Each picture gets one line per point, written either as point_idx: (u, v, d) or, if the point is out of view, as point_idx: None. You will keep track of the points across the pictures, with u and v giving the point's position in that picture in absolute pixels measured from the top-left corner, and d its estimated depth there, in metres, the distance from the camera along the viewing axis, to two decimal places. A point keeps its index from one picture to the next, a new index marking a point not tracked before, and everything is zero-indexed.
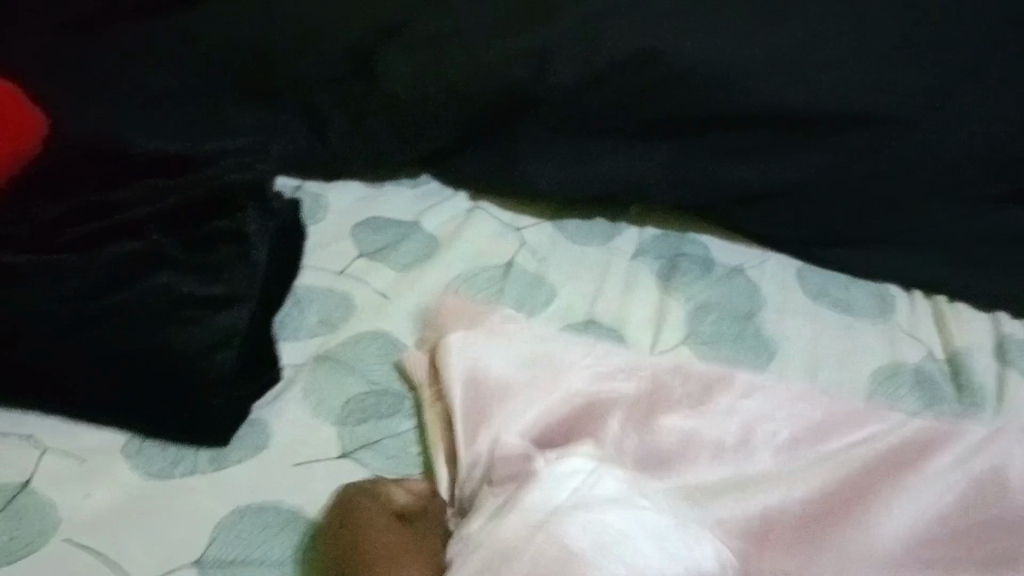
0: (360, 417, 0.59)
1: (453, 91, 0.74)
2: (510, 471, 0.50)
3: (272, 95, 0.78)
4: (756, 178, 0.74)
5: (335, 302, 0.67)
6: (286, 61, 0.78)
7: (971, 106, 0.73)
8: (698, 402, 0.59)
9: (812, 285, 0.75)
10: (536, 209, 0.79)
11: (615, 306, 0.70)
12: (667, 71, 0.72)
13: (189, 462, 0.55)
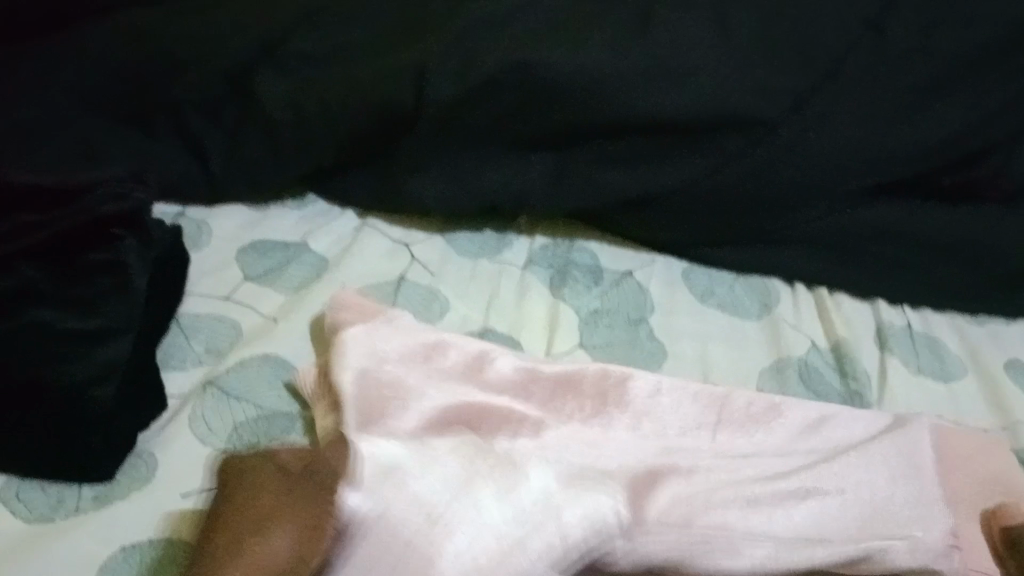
0: (252, 439, 0.58)
1: (339, 109, 0.74)
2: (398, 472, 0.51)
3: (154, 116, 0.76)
4: (636, 184, 0.76)
5: (222, 327, 0.66)
6: (175, 77, 0.76)
7: (837, 112, 0.76)
8: (591, 410, 0.60)
9: (699, 285, 0.76)
10: (424, 224, 0.79)
11: (510, 314, 0.70)
12: (542, 84, 0.73)
13: (71, 502, 0.53)
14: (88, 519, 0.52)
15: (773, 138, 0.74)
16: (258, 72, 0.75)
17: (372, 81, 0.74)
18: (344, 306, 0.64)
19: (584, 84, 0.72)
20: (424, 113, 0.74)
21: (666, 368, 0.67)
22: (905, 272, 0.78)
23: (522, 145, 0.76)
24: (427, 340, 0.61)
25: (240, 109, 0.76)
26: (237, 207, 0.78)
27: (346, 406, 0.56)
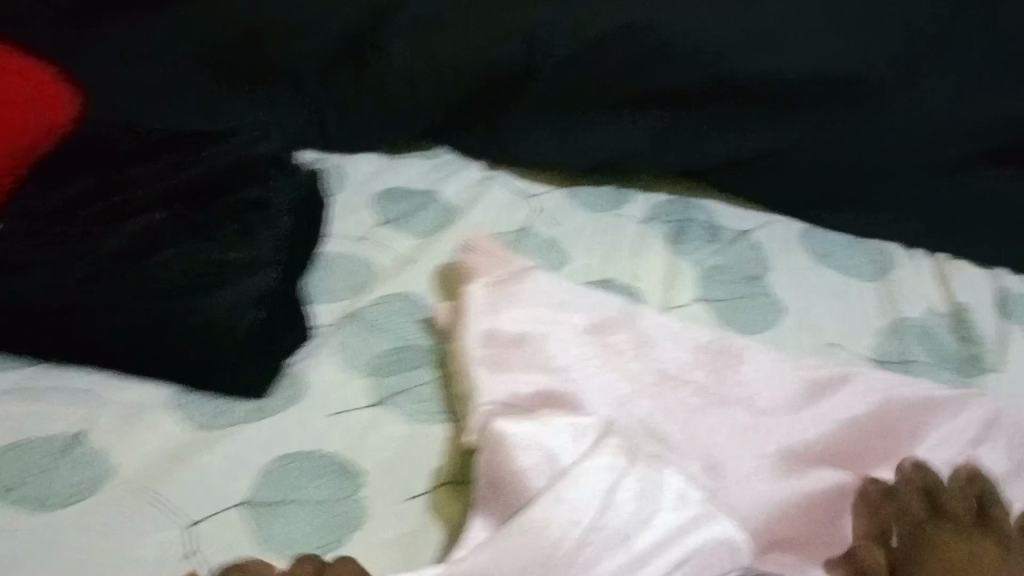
0: (391, 366, 0.62)
1: (459, 54, 0.77)
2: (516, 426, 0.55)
3: (295, 66, 0.81)
4: (748, 136, 0.78)
5: (358, 266, 0.70)
6: (308, 21, 0.79)
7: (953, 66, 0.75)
8: (706, 354, 0.63)
9: (816, 245, 0.77)
10: (547, 176, 0.82)
11: (629, 266, 0.73)
12: (659, 41, 0.75)
13: (229, 413, 0.58)
14: (243, 431, 0.57)
15: (886, 99, 0.76)
16: (383, 29, 0.78)
17: (492, 38, 0.76)
18: (475, 250, 0.68)
19: (699, 44, 0.74)
20: (543, 71, 0.77)
21: (781, 323, 0.69)
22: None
23: (638, 103, 0.78)
24: (551, 296, 0.64)
25: (368, 62, 0.79)
26: (371, 156, 0.83)
27: (470, 357, 0.59)
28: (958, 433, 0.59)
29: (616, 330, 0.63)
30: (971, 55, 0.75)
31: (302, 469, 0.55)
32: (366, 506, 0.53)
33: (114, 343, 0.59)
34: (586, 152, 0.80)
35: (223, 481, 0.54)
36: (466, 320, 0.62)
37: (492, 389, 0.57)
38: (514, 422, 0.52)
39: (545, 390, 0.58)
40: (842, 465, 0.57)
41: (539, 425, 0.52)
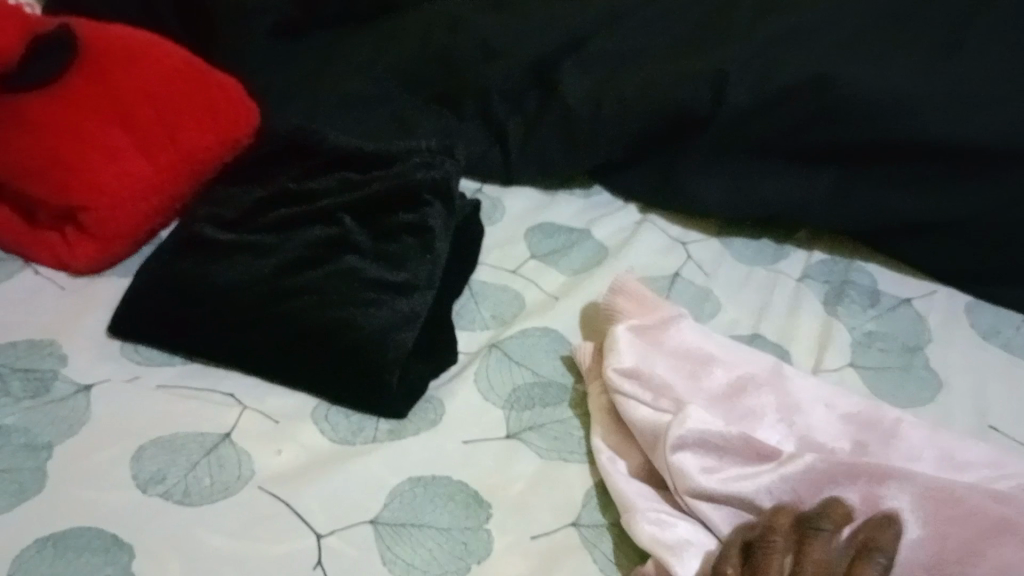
0: (530, 401, 0.62)
1: (625, 95, 0.78)
2: (687, 463, 0.54)
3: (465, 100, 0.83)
4: (921, 196, 0.74)
5: (507, 298, 0.71)
6: (482, 60, 0.82)
7: None
8: (854, 423, 0.60)
9: (982, 321, 0.73)
10: (702, 225, 0.81)
11: (781, 324, 0.71)
12: (836, 95, 0.73)
13: (367, 431, 0.59)
14: (382, 449, 0.58)
15: None
16: (561, 64, 0.81)
17: (662, 86, 0.76)
18: (624, 292, 0.67)
19: (875, 107, 0.72)
20: (715, 118, 0.76)
21: (939, 400, 0.65)
22: None
23: (810, 158, 0.76)
24: (697, 348, 0.63)
25: (540, 99, 0.82)
26: (528, 189, 0.83)
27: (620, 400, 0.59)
28: None
29: (758, 391, 0.61)
30: None
31: (432, 493, 0.55)
32: (493, 539, 0.53)
33: (272, 353, 0.62)
34: (750, 201, 0.78)
35: (358, 497, 0.55)
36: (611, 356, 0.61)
37: (645, 431, 0.57)
38: (689, 458, 0.55)
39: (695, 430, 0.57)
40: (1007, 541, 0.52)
41: (710, 469, 0.54)
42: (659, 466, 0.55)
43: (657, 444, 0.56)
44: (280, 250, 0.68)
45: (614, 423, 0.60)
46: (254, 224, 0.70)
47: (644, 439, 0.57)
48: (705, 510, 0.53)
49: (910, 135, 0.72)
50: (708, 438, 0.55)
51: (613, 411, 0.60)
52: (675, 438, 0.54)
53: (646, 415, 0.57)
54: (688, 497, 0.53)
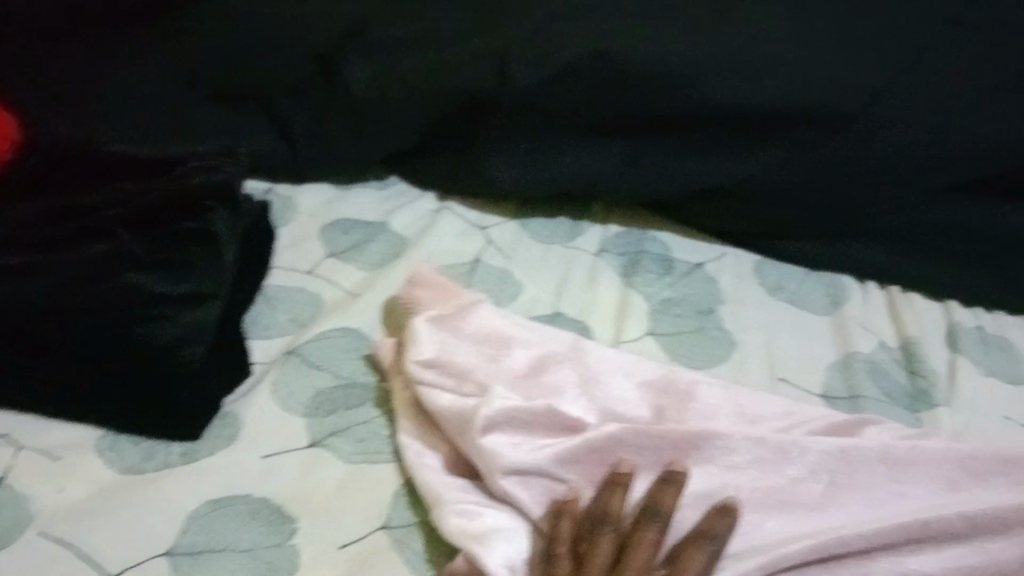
0: (332, 403, 0.61)
1: (406, 81, 0.75)
2: (495, 445, 0.53)
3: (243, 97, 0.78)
4: (703, 164, 0.76)
5: (303, 300, 0.68)
6: (255, 52, 0.78)
7: (911, 99, 0.73)
8: (654, 392, 0.61)
9: (769, 278, 0.76)
10: (499, 209, 0.80)
11: (581, 299, 0.71)
12: (616, 72, 0.73)
13: (158, 456, 0.56)
14: (175, 473, 0.55)
15: (849, 134, 0.74)
16: (344, 58, 0.77)
17: (449, 69, 0.74)
18: (420, 283, 0.66)
19: (656, 76, 0.72)
20: (502, 99, 0.74)
21: (732, 357, 0.68)
22: (977, 268, 0.76)
23: (597, 131, 0.76)
24: (498, 331, 0.63)
25: (323, 92, 0.77)
26: (320, 184, 0.81)
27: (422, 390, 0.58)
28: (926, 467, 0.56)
29: (559, 367, 0.61)
30: (928, 89, 0.74)
31: (233, 514, 0.53)
32: (300, 553, 0.52)
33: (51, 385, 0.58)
34: (544, 178, 0.77)
35: (149, 526, 0.52)
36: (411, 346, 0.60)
37: (450, 417, 0.56)
38: (497, 439, 0.54)
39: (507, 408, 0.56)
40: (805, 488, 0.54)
41: (518, 446, 0.54)
42: (468, 448, 0.54)
43: (466, 425, 0.55)
44: (45, 271, 0.62)
45: (419, 413, 0.59)
46: (22, 245, 0.64)
47: (450, 425, 0.56)
48: (514, 489, 0.52)
49: (686, 107, 0.73)
50: (516, 416, 0.55)
51: (415, 404, 0.59)
52: (485, 418, 0.54)
53: (452, 401, 0.57)
54: (501, 475, 0.53)
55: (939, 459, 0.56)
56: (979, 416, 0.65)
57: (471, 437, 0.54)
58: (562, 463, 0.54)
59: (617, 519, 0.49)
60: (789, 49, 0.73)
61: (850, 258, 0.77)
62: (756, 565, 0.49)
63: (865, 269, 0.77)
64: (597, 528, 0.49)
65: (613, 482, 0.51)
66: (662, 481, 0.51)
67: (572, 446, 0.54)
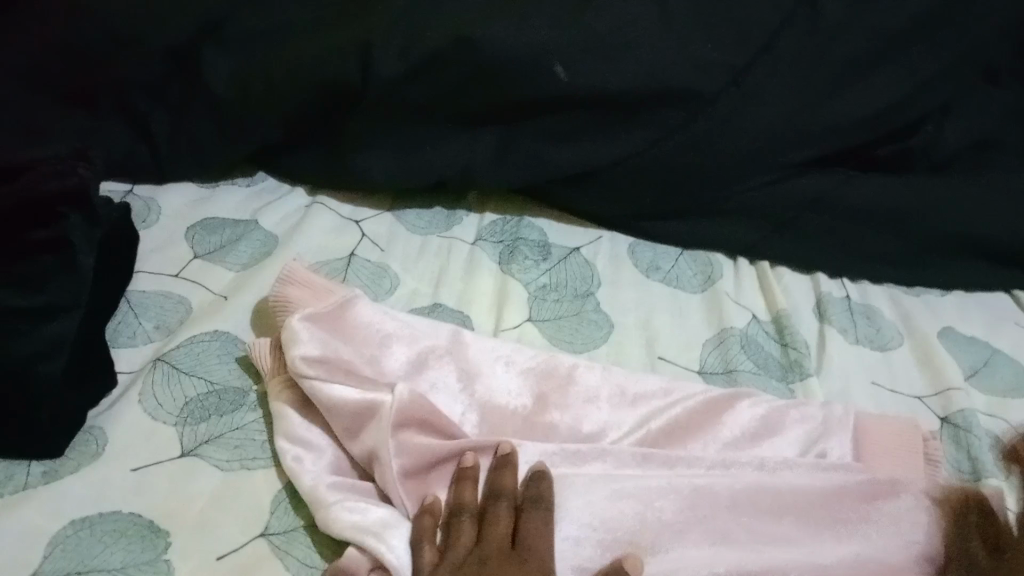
0: (205, 409, 0.59)
1: (276, 74, 0.73)
2: (407, 445, 0.54)
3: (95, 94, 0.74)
4: (576, 148, 0.75)
5: (171, 305, 0.66)
6: (105, 44, 0.73)
7: (776, 77, 0.76)
8: (536, 379, 0.61)
9: (643, 259, 0.77)
10: (374, 200, 0.79)
11: (459, 289, 0.71)
12: (486, 59, 0.71)
13: (16, 478, 0.53)
14: (36, 495, 0.52)
15: (714, 112, 0.75)
16: (202, 48, 0.74)
17: (315, 63, 0.72)
18: (293, 282, 0.63)
19: (523, 65, 0.71)
20: (369, 91, 0.73)
21: (611, 340, 0.68)
22: (843, 238, 0.78)
23: (468, 120, 0.76)
24: (375, 329, 0.61)
25: (182, 85, 0.75)
26: (187, 185, 0.78)
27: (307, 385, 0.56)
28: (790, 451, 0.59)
29: (439, 362, 0.61)
30: (792, 71, 0.76)
31: (103, 533, 0.51)
32: (175, 568, 0.50)
33: None
34: (417, 169, 0.76)
35: (11, 553, 0.49)
36: (288, 345, 0.57)
37: (344, 417, 0.55)
38: (409, 435, 0.54)
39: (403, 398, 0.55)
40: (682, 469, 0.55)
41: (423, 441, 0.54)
42: (369, 445, 0.54)
43: (373, 420, 0.55)
44: None
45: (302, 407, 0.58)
46: None
47: (345, 425, 0.55)
48: (404, 497, 0.53)
49: (555, 92, 0.73)
50: (417, 416, 0.55)
51: (298, 401, 0.58)
52: (396, 414, 0.54)
53: (356, 396, 0.55)
54: (393, 483, 0.53)
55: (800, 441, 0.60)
56: (848, 383, 0.67)
57: (381, 432, 0.54)
58: (441, 471, 0.55)
59: (471, 506, 0.52)
60: (663, 32, 0.73)
61: (721, 233, 0.78)
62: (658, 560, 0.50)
63: (735, 244, 0.78)
64: (454, 515, 0.51)
65: (460, 476, 0.53)
66: (502, 464, 0.53)
67: (459, 445, 0.55)
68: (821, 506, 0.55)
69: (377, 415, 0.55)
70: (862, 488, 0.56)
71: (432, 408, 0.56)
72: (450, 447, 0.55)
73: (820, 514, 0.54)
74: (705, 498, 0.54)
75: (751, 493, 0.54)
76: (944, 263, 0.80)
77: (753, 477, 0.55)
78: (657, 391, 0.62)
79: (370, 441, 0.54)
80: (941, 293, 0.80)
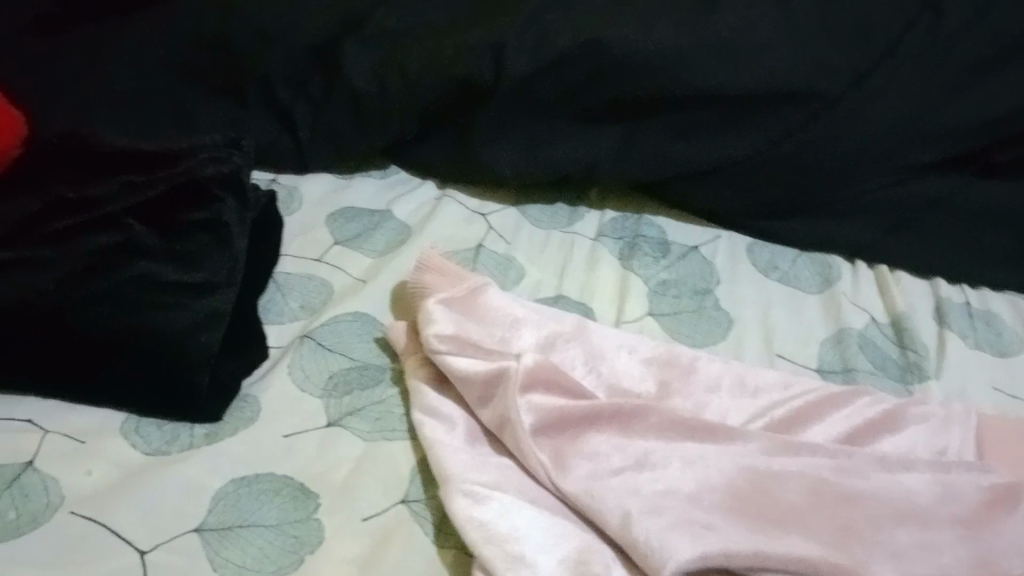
0: (347, 383, 0.62)
1: (411, 68, 0.77)
2: (533, 410, 0.56)
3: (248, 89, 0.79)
4: (698, 146, 0.78)
5: (314, 286, 0.70)
6: (259, 41, 0.78)
7: (895, 78, 0.77)
8: (658, 368, 0.64)
9: (761, 258, 0.79)
10: (499, 196, 0.83)
11: (581, 280, 0.74)
12: (615, 59, 0.74)
13: (180, 439, 0.58)
14: (199, 454, 0.57)
15: (834, 112, 0.76)
16: (346, 43, 0.78)
17: (448, 55, 0.76)
18: (429, 269, 0.66)
19: (651, 62, 0.74)
20: (498, 87, 0.76)
21: (730, 335, 0.70)
22: (962, 243, 0.79)
23: (592, 117, 0.79)
24: (505, 312, 0.64)
25: (324, 80, 0.80)
26: (324, 175, 0.82)
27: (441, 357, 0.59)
28: (912, 446, 0.60)
29: (566, 346, 0.63)
30: (912, 74, 0.77)
31: (260, 491, 0.55)
32: (324, 526, 0.53)
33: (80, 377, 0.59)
34: (543, 164, 0.79)
35: (179, 505, 0.53)
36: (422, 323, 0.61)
37: (475, 384, 0.58)
38: (537, 400, 0.57)
39: (534, 366, 0.58)
40: (807, 455, 0.56)
41: (552, 401, 0.57)
42: (499, 411, 0.56)
43: (502, 386, 0.57)
44: (61, 266, 0.60)
45: (436, 381, 0.60)
46: (28, 238, 0.61)
47: (479, 393, 0.58)
48: (535, 449, 0.54)
49: (679, 88, 0.75)
50: (546, 382, 0.57)
51: (434, 374, 0.61)
52: (522, 378, 0.57)
53: (484, 365, 0.58)
54: (524, 445, 0.54)
55: (921, 438, 0.60)
56: (967, 386, 0.67)
57: (511, 394, 0.56)
58: (572, 433, 0.56)
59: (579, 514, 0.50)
60: (788, 36, 0.75)
61: (839, 233, 0.79)
62: (789, 533, 0.51)
63: (850, 245, 0.79)
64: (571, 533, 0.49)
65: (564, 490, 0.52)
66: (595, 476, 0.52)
67: (588, 407, 0.57)
68: (947, 499, 0.55)
69: (506, 383, 0.57)
70: (987, 483, 0.56)
71: (558, 372, 0.58)
72: (580, 407, 0.56)
73: (947, 506, 0.55)
74: (830, 482, 0.55)
75: (877, 483, 0.55)
76: None
77: (876, 468, 0.56)
78: (776, 387, 0.63)
79: (500, 403, 0.57)
80: None
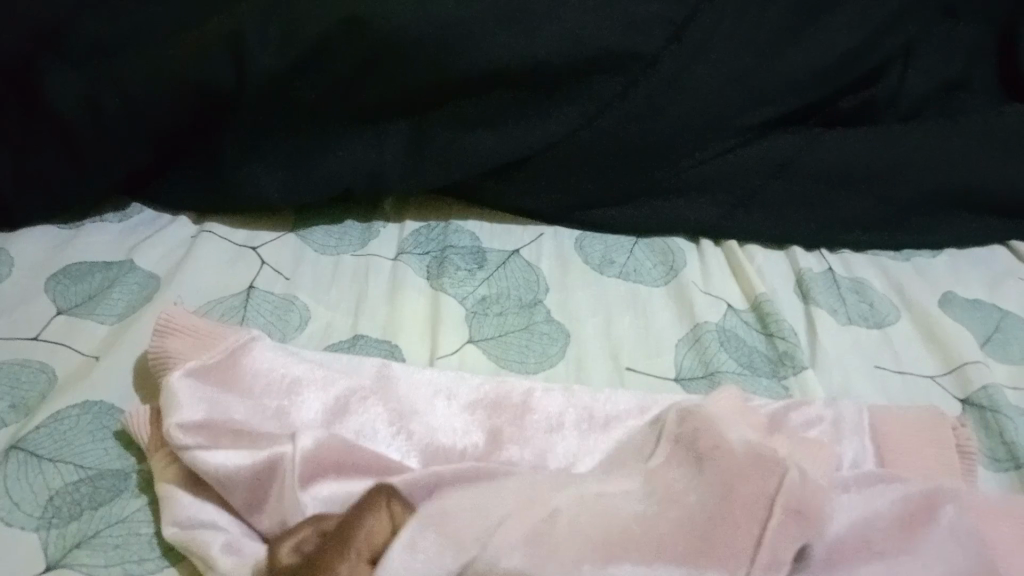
0: (78, 501, 0.46)
1: (133, 86, 0.61)
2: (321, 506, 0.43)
3: None
4: (498, 133, 0.64)
5: (29, 376, 0.53)
6: None
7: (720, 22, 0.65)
8: (487, 413, 0.50)
9: (594, 254, 0.67)
10: (274, 220, 0.68)
11: (381, 316, 0.60)
12: (383, 43, 0.61)
13: None
14: None
15: (651, 78, 0.65)
16: (43, 68, 0.62)
17: (173, 65, 0.61)
18: (172, 331, 0.51)
19: (417, 45, 0.61)
20: (244, 94, 0.62)
21: (569, 354, 0.58)
22: (813, 199, 0.69)
23: (370, 117, 0.64)
24: (279, 375, 0.50)
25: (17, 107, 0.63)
26: (45, 228, 0.66)
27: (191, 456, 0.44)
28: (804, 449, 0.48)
29: (363, 405, 0.49)
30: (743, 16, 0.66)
31: None
32: None
33: None
34: (317, 178, 0.65)
35: None
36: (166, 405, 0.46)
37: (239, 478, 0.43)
38: (327, 489, 0.44)
39: (324, 441, 0.44)
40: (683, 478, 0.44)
41: (348, 486, 0.44)
42: (277, 515, 0.43)
43: (276, 485, 0.43)
44: None
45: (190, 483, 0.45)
46: None
47: (245, 497, 0.43)
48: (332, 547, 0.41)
49: (457, 69, 0.62)
50: (340, 461, 0.44)
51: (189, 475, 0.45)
52: (301, 471, 0.43)
53: (248, 456, 0.43)
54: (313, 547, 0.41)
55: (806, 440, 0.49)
56: (846, 374, 0.57)
57: (287, 488, 0.43)
58: None
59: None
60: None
61: (675, 212, 0.68)
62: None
63: (685, 222, 0.68)
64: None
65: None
66: None
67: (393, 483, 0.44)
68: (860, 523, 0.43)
69: (281, 472, 0.43)
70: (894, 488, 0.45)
71: (350, 445, 0.45)
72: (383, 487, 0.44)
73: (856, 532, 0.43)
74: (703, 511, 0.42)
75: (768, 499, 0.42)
76: (929, 221, 0.71)
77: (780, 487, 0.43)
78: (635, 414, 0.51)
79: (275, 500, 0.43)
80: (933, 254, 0.71)
